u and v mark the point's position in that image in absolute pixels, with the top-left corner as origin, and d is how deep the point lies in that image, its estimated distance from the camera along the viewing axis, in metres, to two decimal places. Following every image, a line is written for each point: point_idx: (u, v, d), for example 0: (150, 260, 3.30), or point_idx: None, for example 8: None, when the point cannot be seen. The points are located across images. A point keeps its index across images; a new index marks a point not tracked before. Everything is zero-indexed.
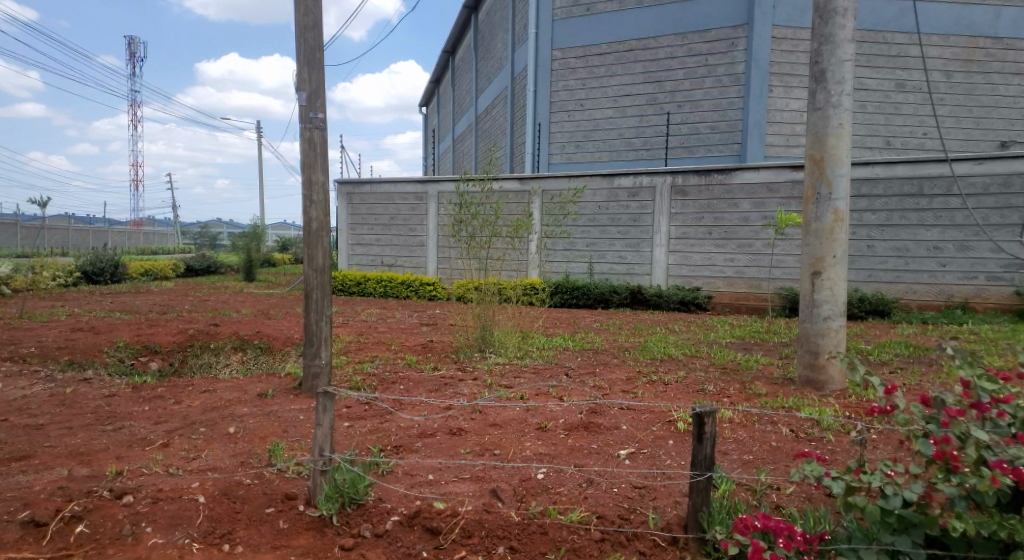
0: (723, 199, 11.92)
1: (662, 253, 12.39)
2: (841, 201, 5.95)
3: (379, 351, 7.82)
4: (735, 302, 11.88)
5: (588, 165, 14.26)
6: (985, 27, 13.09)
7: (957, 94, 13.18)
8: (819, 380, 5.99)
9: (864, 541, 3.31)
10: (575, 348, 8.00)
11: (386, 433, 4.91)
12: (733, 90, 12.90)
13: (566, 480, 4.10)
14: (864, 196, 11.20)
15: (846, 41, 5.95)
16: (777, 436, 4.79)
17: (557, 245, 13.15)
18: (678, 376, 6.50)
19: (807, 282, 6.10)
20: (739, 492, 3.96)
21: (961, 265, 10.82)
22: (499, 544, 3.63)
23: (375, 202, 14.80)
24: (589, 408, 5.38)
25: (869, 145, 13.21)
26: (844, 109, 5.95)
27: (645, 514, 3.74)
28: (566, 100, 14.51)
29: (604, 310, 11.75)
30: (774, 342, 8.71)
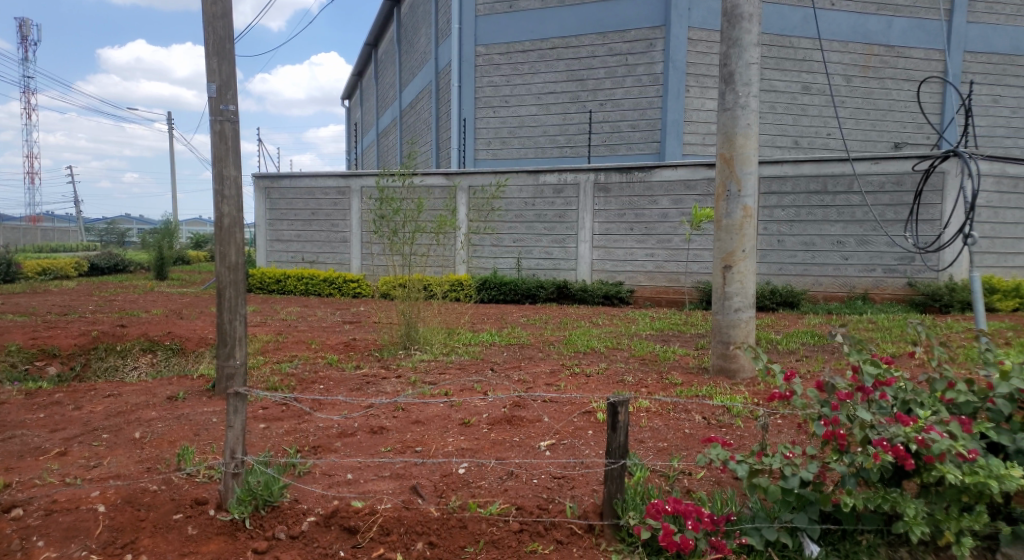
0: (643, 196, 12.22)
1: (587, 249, 12.61)
2: (749, 199, 6.22)
3: (298, 350, 7.66)
4: (655, 296, 12.21)
5: (514, 162, 14.34)
6: (880, 35, 13.88)
7: (856, 97, 13.93)
8: (731, 369, 6.23)
9: (766, 520, 3.51)
10: (501, 344, 8.05)
11: (304, 433, 4.84)
12: (651, 90, 13.24)
13: (486, 474, 4.15)
14: (774, 193, 11.71)
15: (752, 45, 6.21)
16: (690, 423, 4.98)
17: (484, 241, 13.20)
18: (599, 368, 6.66)
19: (719, 276, 6.33)
20: (653, 478, 4.11)
21: (861, 258, 11.45)
22: (417, 540, 3.63)
23: (294, 197, 14.47)
24: (513, 402, 5.44)
25: (779, 144, 13.78)
26: (751, 110, 6.22)
27: (563, 504, 3.81)
28: (490, 96, 14.51)
29: (531, 305, 11.86)
30: (691, 333, 9.01)
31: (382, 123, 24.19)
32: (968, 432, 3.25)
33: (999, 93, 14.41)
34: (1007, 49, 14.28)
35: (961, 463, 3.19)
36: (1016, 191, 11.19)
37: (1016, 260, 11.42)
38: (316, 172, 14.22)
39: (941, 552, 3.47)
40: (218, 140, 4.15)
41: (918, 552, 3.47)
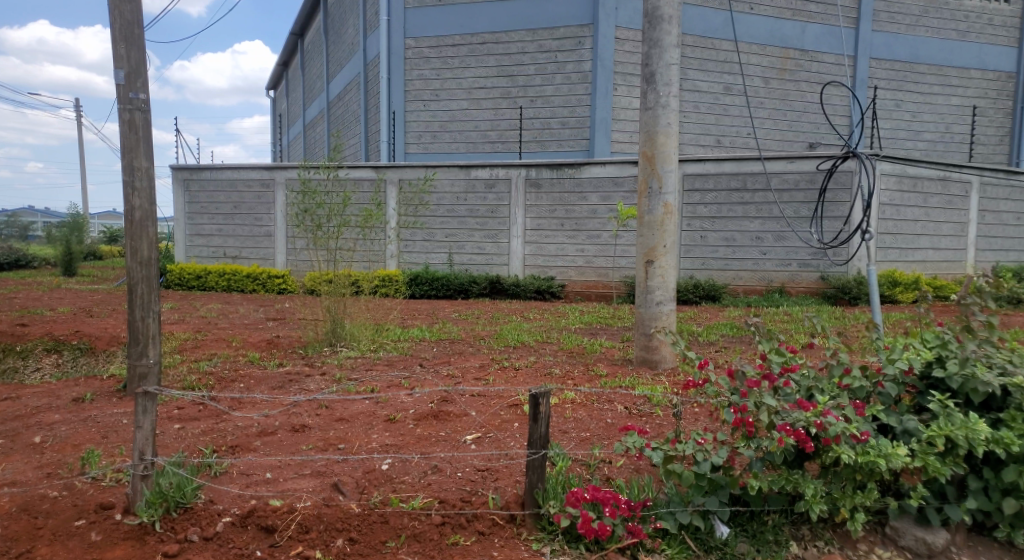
0: (573, 192, 12.38)
1: (518, 244, 12.69)
2: (670, 195, 6.40)
3: (218, 348, 7.45)
4: (585, 290, 12.40)
5: (445, 156, 14.27)
6: (795, 40, 14.47)
7: (774, 99, 14.47)
8: (653, 360, 6.41)
9: (680, 504, 3.64)
10: (431, 339, 8.03)
11: (222, 433, 4.72)
12: (580, 87, 13.40)
13: (411, 469, 4.16)
14: (697, 190, 12.07)
15: (672, 46, 6.38)
16: (613, 413, 5.11)
17: (415, 236, 13.11)
18: (527, 361, 6.73)
19: (641, 270, 6.49)
20: (574, 467, 4.20)
21: (778, 253, 11.93)
22: (338, 536, 3.60)
23: (214, 189, 14.03)
24: (440, 397, 5.45)
25: (702, 143, 14.17)
26: (672, 109, 6.40)
27: (486, 496, 3.85)
28: (421, 89, 14.39)
29: (463, 300, 11.86)
30: (618, 326, 9.20)
31: (308, 115, 23.68)
32: (861, 416, 3.45)
33: (902, 98, 15.26)
34: (908, 57, 15.14)
35: (855, 444, 3.38)
36: (915, 190, 11.90)
37: (916, 255, 12.12)
38: (239, 164, 13.81)
39: (839, 528, 3.68)
40: (126, 130, 3.80)
41: (819, 529, 3.69)
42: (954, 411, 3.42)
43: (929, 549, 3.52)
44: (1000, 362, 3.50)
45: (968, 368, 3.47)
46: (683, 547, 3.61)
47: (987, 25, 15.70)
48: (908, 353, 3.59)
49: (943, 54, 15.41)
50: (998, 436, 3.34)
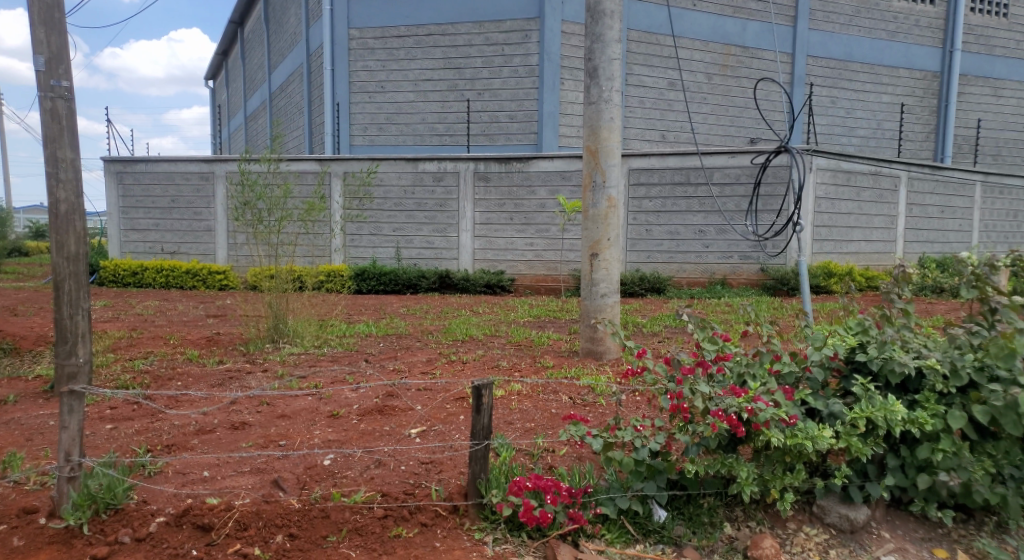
0: (521, 186, 12.42)
1: (468, 238, 12.68)
2: (613, 189, 6.49)
3: (155, 346, 7.25)
4: (535, 284, 12.48)
5: (392, 149, 14.12)
6: (735, 37, 14.80)
7: (716, 94, 14.77)
8: (598, 351, 6.50)
9: (620, 490, 3.72)
10: (378, 334, 7.96)
11: (158, 432, 4.61)
12: (528, 81, 13.44)
13: (354, 463, 4.13)
14: (642, 184, 12.27)
15: (614, 41, 6.46)
16: (558, 403, 5.17)
17: (362, 230, 12.96)
18: (475, 355, 6.74)
19: (586, 263, 6.57)
20: (518, 456, 4.24)
21: (720, 246, 12.20)
22: (277, 533, 3.56)
23: (150, 182, 13.62)
24: (386, 391, 5.43)
25: (648, 137, 14.37)
26: (614, 103, 6.48)
27: (429, 488, 3.85)
28: (366, 81, 14.20)
29: (412, 295, 11.79)
30: (566, 319, 9.29)
31: (250, 106, 23.15)
32: (790, 400, 3.58)
33: (837, 95, 15.76)
34: (842, 55, 15.64)
35: (784, 428, 3.51)
36: (848, 184, 12.33)
37: (850, 247, 12.57)
38: (177, 156, 13.42)
39: (770, 509, 3.82)
40: (48, 119, 3.62)
41: (751, 510, 3.82)
42: (875, 394, 3.58)
43: (852, 526, 3.68)
44: (916, 346, 3.68)
45: (887, 352, 3.63)
46: (622, 532, 3.70)
47: (914, 27, 16.34)
48: (834, 340, 3.74)
49: (874, 53, 15.98)
50: (914, 417, 3.51)
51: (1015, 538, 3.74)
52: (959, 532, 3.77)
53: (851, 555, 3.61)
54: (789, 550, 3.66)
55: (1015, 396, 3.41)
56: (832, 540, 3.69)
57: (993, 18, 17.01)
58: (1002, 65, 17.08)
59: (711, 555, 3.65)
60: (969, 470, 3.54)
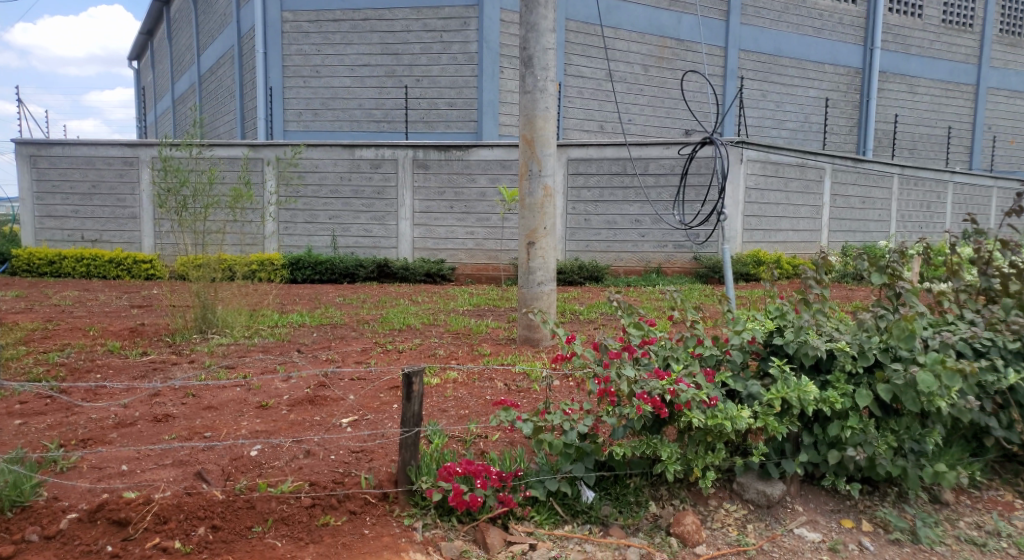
0: (461, 174, 12.39)
1: (407, 226, 12.58)
2: (549, 178, 6.55)
3: (73, 338, 6.95)
4: (476, 273, 12.48)
5: (328, 135, 13.83)
6: (671, 29, 15.05)
7: (652, 86, 15.01)
8: (535, 338, 6.56)
9: (549, 473, 3.79)
10: (312, 324, 7.83)
11: (72, 427, 4.43)
12: (467, 69, 13.38)
13: (282, 454, 4.06)
14: (581, 174, 12.37)
15: (548, 31, 6.50)
16: (492, 390, 5.21)
17: (297, 218, 12.69)
18: (412, 344, 6.70)
19: (523, 251, 6.61)
20: (451, 443, 4.26)
21: (655, 235, 12.44)
22: (199, 525, 3.49)
23: (68, 166, 13.02)
24: (319, 382, 5.35)
25: (587, 128, 14.49)
26: (550, 93, 6.52)
27: (358, 476, 3.82)
28: (300, 65, 13.83)
29: (350, 284, 11.62)
30: (505, 308, 9.33)
31: (177, 89, 22.32)
32: (711, 382, 3.70)
33: (767, 89, 16.20)
34: (772, 50, 16.10)
35: (705, 408, 3.62)
36: (777, 175, 12.73)
37: (778, 236, 12.99)
38: (97, 140, 12.86)
39: (693, 487, 3.95)
40: None
41: (675, 488, 3.94)
42: (790, 375, 3.73)
43: (768, 501, 3.84)
44: (828, 330, 3.85)
45: (802, 335, 3.79)
46: (551, 513, 3.77)
47: (838, 24, 16.93)
48: (753, 325, 3.89)
49: (802, 49, 16.50)
50: (825, 396, 3.68)
51: (914, 507, 3.98)
52: (865, 502, 3.99)
53: (767, 528, 3.77)
54: (710, 526, 3.79)
55: (915, 375, 3.61)
56: (750, 514, 3.85)
57: (910, 18, 17.77)
58: (917, 64, 17.88)
59: (636, 533, 3.76)
60: (874, 444, 3.74)
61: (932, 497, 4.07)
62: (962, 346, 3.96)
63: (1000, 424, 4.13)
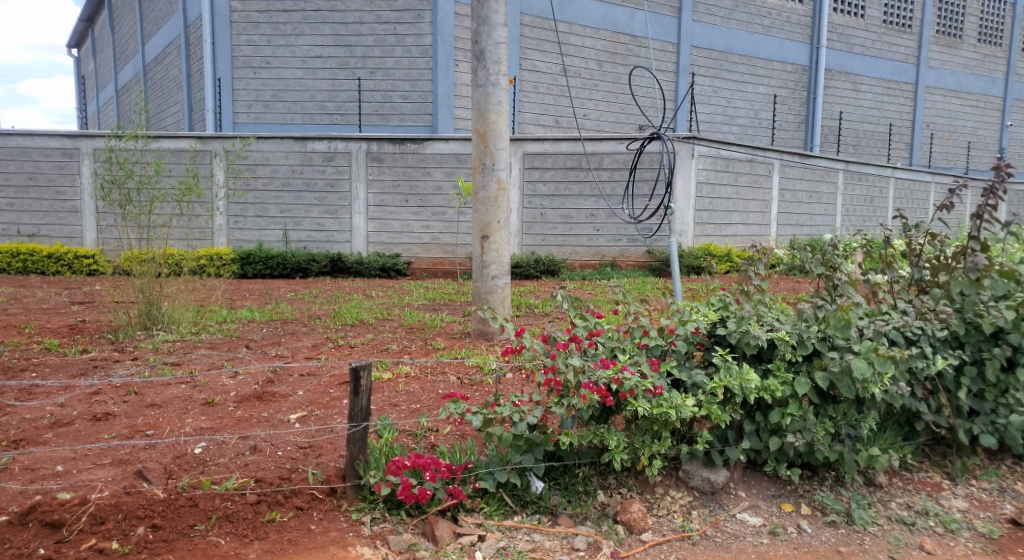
0: (416, 168, 12.32)
1: (361, 221, 12.45)
2: (502, 171, 6.55)
3: (9, 336, 6.70)
4: (431, 267, 12.41)
5: (279, 127, 13.55)
6: (624, 25, 15.17)
7: (607, 81, 15.13)
8: (489, 331, 6.56)
9: (499, 465, 3.80)
10: (262, 320, 7.69)
11: (4, 427, 4.28)
12: (421, 61, 13.29)
13: (227, 450, 3.98)
14: (537, 169, 12.39)
15: (500, 25, 6.50)
16: (445, 384, 5.20)
17: (247, 211, 12.44)
18: (365, 339, 6.64)
19: (477, 245, 6.60)
20: (401, 437, 4.23)
21: (610, 229, 12.56)
22: (139, 524, 3.41)
23: (3, 157, 12.53)
24: (267, 378, 5.25)
25: (542, 122, 14.51)
26: (502, 87, 6.53)
27: (305, 472, 3.77)
28: (249, 56, 13.52)
29: (302, 280, 11.43)
30: (461, 302, 9.31)
31: (120, 79, 21.67)
32: (656, 371, 3.77)
33: (718, 85, 16.47)
34: (722, 47, 16.38)
35: (650, 398, 3.69)
36: (727, 170, 12.97)
37: (728, 230, 13.23)
38: (35, 130, 12.39)
39: (640, 476, 4.01)
40: None
41: (623, 477, 3.99)
42: (733, 364, 3.82)
43: (712, 487, 3.93)
44: (769, 320, 3.93)
45: (743, 325, 3.88)
46: (501, 504, 3.80)
47: (786, 23, 17.29)
48: (697, 316, 3.98)
49: (752, 47, 16.81)
50: (766, 384, 3.77)
51: (849, 489, 4.11)
52: (805, 487, 4.11)
53: (710, 514, 3.87)
54: (656, 513, 3.86)
55: (849, 363, 3.74)
56: (695, 501, 3.93)
57: (854, 18, 18.24)
58: (861, 63, 18.39)
59: (584, 522, 3.80)
60: (812, 431, 3.86)
61: (867, 480, 4.21)
62: (895, 335, 4.11)
63: (929, 409, 4.31)
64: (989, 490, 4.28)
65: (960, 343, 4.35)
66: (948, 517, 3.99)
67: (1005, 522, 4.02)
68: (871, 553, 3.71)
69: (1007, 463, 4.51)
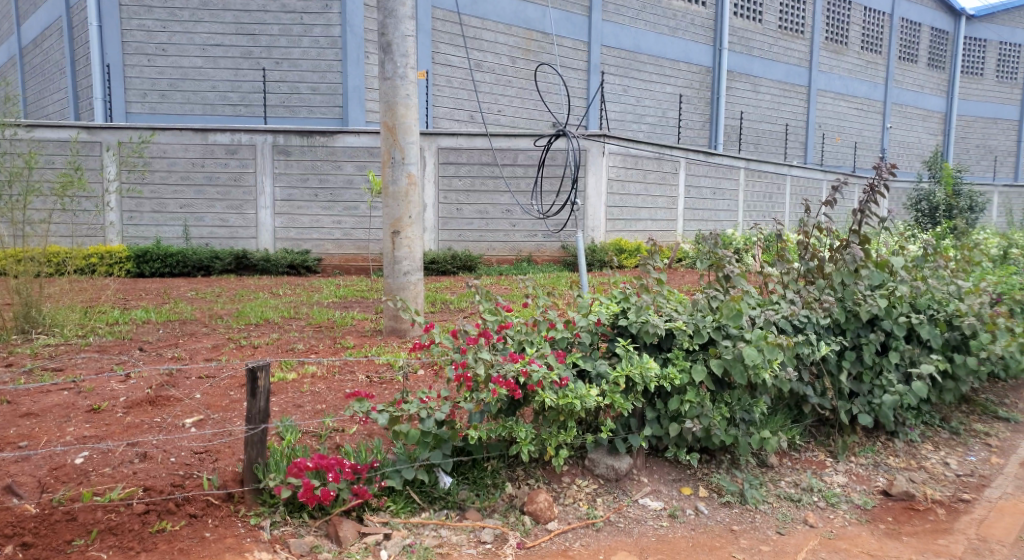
0: (326, 161, 12.03)
1: (268, 216, 12.06)
2: (412, 166, 6.46)
3: None
4: (343, 264, 12.15)
5: (177, 118, 12.91)
6: (536, 23, 15.27)
7: (521, 78, 15.22)
8: (401, 328, 6.46)
9: (406, 462, 3.75)
10: (158, 321, 7.31)
11: None
12: (329, 53, 13.00)
13: (113, 459, 3.76)
14: (451, 163, 12.30)
15: (407, 18, 6.42)
16: (353, 382, 5.09)
17: (142, 206, 11.81)
18: (269, 339, 6.42)
19: (388, 241, 6.49)
20: (305, 438, 4.12)
21: (526, 225, 12.65)
22: (8, 543, 3.19)
23: None
24: (162, 381, 5.00)
25: (456, 117, 14.42)
26: (410, 81, 6.44)
27: (200, 478, 3.61)
28: (143, 42, 12.81)
29: (204, 278, 10.92)
30: (372, 298, 9.16)
31: None
32: (562, 362, 3.82)
33: (627, 84, 16.81)
34: (631, 46, 16.74)
35: (556, 389, 3.73)
36: (636, 167, 13.27)
37: (638, 225, 13.55)
38: None
39: (547, 466, 4.06)
40: None
41: (530, 468, 4.03)
42: (635, 354, 3.92)
43: (616, 474, 4.02)
44: (667, 310, 4.08)
45: (643, 316, 4.00)
46: (407, 502, 3.75)
47: (689, 24, 17.82)
48: (599, 308, 4.08)
49: (659, 46, 17.24)
50: (665, 372, 3.89)
51: (743, 471, 4.28)
52: (703, 470, 4.25)
53: (614, 500, 3.94)
54: (562, 502, 3.90)
55: (741, 350, 3.90)
56: (599, 488, 4.01)
57: (753, 22, 19.01)
58: (759, 65, 19.20)
59: (492, 514, 3.80)
60: (709, 416, 4.00)
61: (759, 461, 4.39)
62: (783, 322, 4.31)
63: (815, 392, 4.54)
64: (866, 465, 4.55)
65: (841, 330, 4.63)
66: (830, 492, 4.22)
67: (878, 494, 4.29)
68: (761, 529, 3.88)
69: (882, 439, 4.80)
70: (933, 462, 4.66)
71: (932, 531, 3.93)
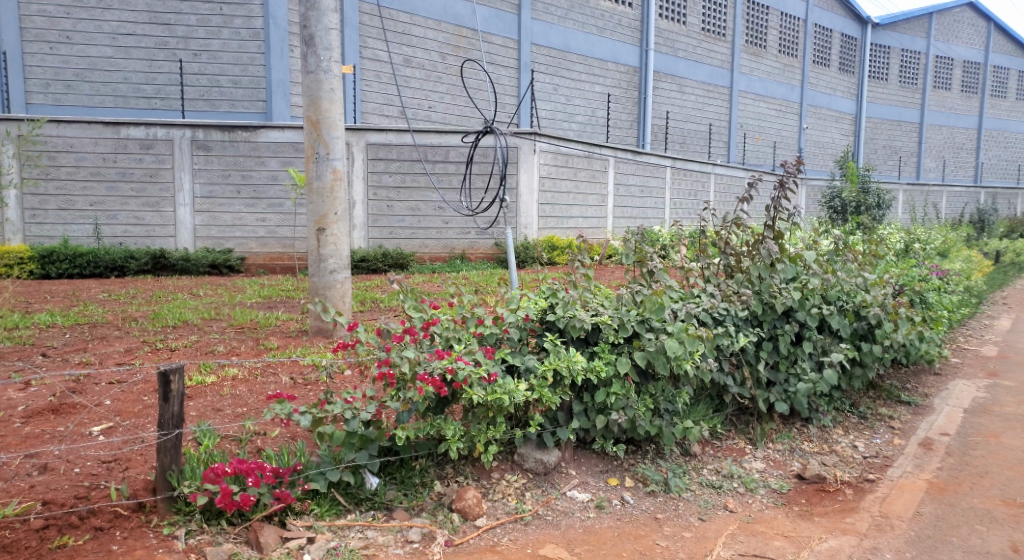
0: (249, 157, 11.69)
1: (187, 214, 11.61)
2: (338, 161, 6.33)
3: None
4: (268, 262, 11.80)
5: (86, 111, 12.27)
6: (467, 19, 15.20)
7: (451, 74, 15.13)
8: (328, 328, 6.32)
9: (331, 464, 3.66)
10: (65, 325, 6.91)
11: None
12: (251, 45, 12.62)
13: (10, 473, 3.54)
14: (381, 160, 12.12)
15: (330, 10, 6.29)
16: (276, 385, 4.93)
17: (48, 204, 11.19)
18: (186, 341, 6.16)
19: (313, 239, 6.32)
20: (224, 443, 3.97)
21: (458, 222, 12.62)
22: None
23: None
24: (69, 388, 4.73)
25: (386, 113, 14.22)
26: (334, 75, 6.29)
27: (108, 488, 3.44)
28: (44, 29, 12.10)
29: (117, 279, 10.38)
30: (299, 298, 8.94)
31: None
32: (490, 358, 3.79)
33: (557, 82, 16.93)
34: (560, 45, 16.88)
35: (485, 385, 3.69)
36: (567, 166, 13.37)
37: (570, 222, 13.64)
38: None
39: (476, 463, 4.04)
40: None
41: (459, 466, 4.00)
42: (562, 348, 3.94)
43: (545, 468, 4.04)
44: (593, 305, 4.12)
45: (569, 311, 4.03)
46: (332, 504, 3.66)
47: (616, 24, 18.07)
48: (526, 303, 4.08)
49: (587, 46, 17.43)
50: (592, 365, 3.92)
51: (667, 461, 4.36)
52: (629, 461, 4.32)
53: (542, 494, 3.96)
54: (490, 498, 3.89)
55: (664, 342, 3.97)
56: (528, 482, 4.01)
57: (677, 23, 19.45)
58: (684, 66, 19.66)
59: (420, 513, 3.75)
60: (634, 407, 4.06)
61: (683, 450, 4.48)
62: (704, 315, 4.42)
63: (735, 382, 4.66)
64: (782, 451, 4.71)
65: (759, 321, 4.77)
66: (749, 478, 4.35)
67: (793, 477, 4.45)
68: (684, 517, 3.95)
69: (798, 425, 4.99)
70: (843, 445, 4.86)
71: (840, 510, 4.09)
